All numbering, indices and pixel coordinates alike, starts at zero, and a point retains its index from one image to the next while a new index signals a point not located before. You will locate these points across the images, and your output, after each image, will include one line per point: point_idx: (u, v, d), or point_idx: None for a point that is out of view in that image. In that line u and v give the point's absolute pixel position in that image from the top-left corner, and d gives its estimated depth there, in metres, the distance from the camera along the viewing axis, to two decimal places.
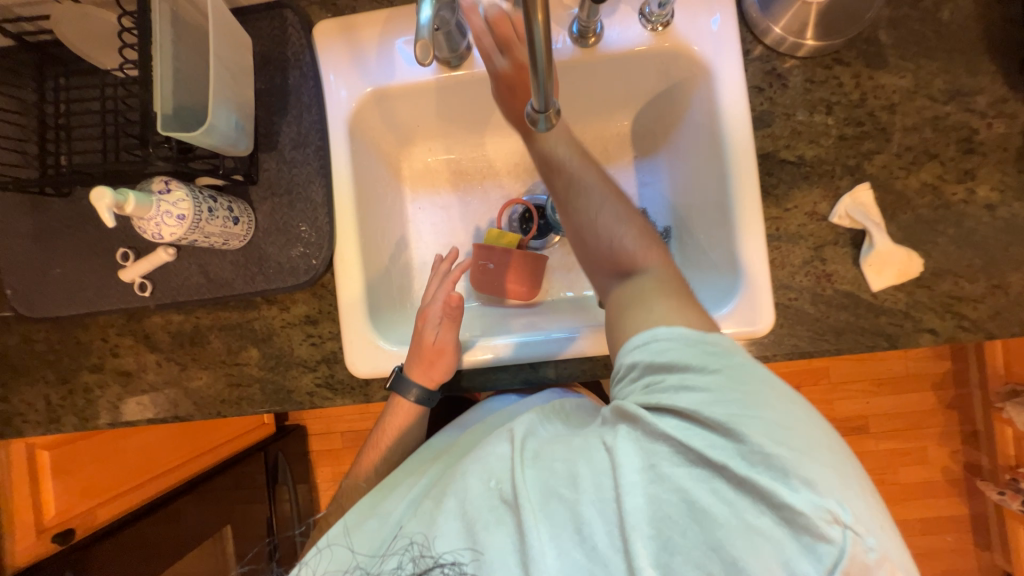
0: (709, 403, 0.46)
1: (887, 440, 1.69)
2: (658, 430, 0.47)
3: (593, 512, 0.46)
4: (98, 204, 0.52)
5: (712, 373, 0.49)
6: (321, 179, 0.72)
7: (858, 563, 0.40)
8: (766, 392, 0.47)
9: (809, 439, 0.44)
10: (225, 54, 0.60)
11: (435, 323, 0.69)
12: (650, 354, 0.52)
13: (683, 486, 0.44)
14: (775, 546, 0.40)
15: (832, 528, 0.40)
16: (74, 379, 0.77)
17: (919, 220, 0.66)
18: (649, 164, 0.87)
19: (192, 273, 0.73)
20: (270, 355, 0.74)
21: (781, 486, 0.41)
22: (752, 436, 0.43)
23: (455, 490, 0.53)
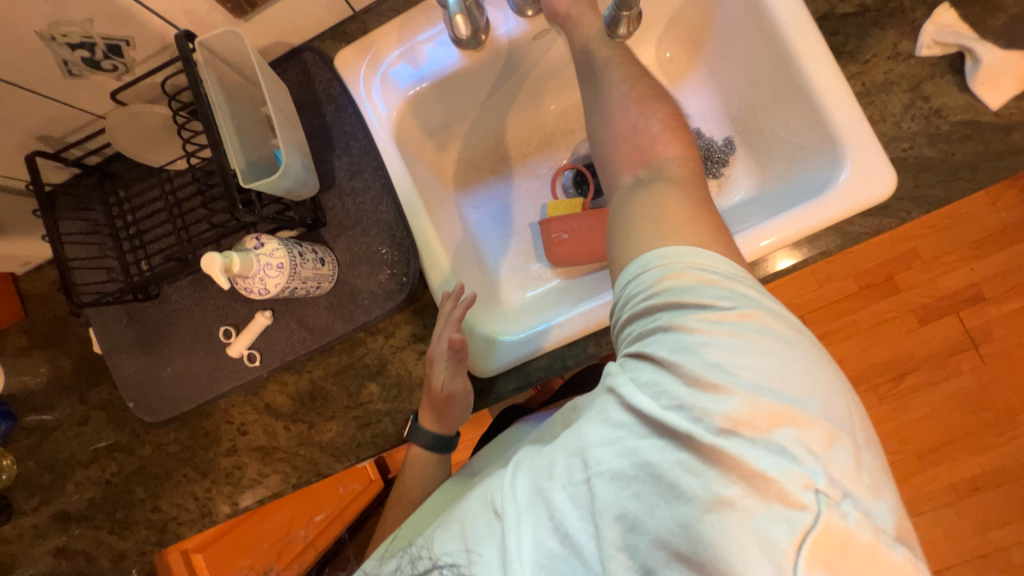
0: (688, 354, 0.40)
1: (1008, 302, 1.56)
2: (630, 400, 0.41)
3: (565, 501, 0.41)
4: (211, 269, 0.53)
5: (706, 318, 0.41)
6: (387, 197, 0.72)
7: (834, 531, 0.33)
8: (766, 343, 0.39)
9: (801, 392, 0.37)
10: (276, 100, 0.61)
11: (443, 367, 0.65)
12: (647, 301, 0.45)
13: (648, 459, 0.38)
14: (745, 517, 0.34)
15: (804, 492, 0.34)
16: (214, 469, 0.78)
17: (1016, 21, 0.61)
18: (687, 83, 0.85)
19: (293, 329, 0.74)
20: (390, 385, 0.73)
21: (751, 448, 0.36)
22: (726, 393, 0.38)
23: (457, 512, 0.50)
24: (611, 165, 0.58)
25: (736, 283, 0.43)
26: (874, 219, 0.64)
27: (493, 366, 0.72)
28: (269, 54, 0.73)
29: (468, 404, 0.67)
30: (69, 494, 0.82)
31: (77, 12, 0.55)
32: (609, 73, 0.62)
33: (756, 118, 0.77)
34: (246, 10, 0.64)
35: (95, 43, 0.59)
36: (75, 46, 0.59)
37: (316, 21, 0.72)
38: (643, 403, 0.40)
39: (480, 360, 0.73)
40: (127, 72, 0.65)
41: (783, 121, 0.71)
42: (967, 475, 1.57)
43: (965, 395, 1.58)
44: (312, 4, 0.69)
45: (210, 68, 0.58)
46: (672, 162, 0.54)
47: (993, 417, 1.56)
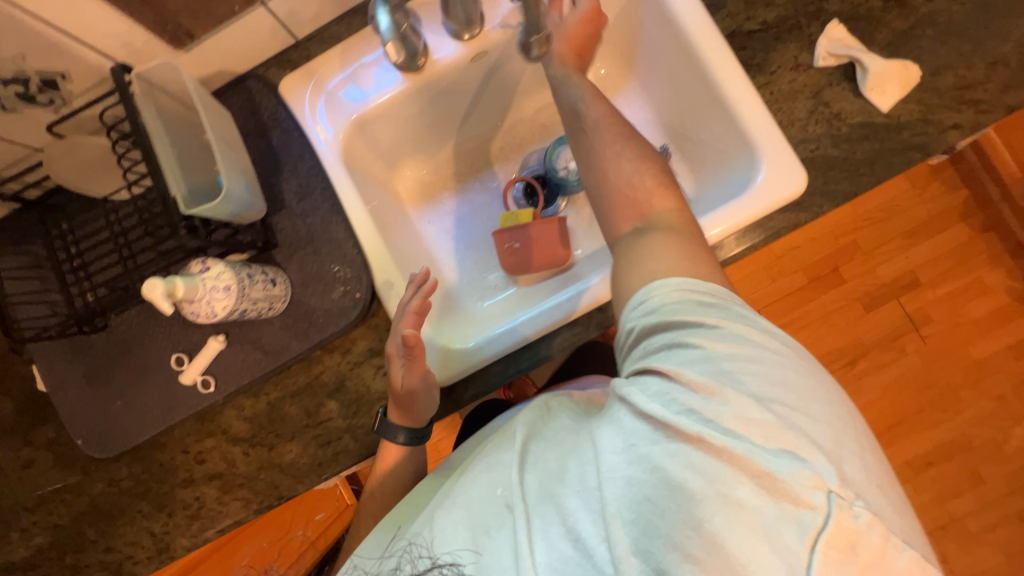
0: (697, 366, 0.46)
1: (942, 284, 1.67)
2: (641, 405, 0.46)
3: (580, 508, 0.46)
4: (152, 295, 0.53)
5: (709, 336, 0.48)
6: (336, 217, 0.73)
7: (842, 528, 0.39)
8: (762, 356, 0.47)
9: (798, 402, 0.45)
10: (217, 126, 0.62)
11: (402, 362, 0.66)
12: (651, 320, 0.52)
13: (660, 465, 0.43)
14: (756, 515, 0.40)
15: (815, 494, 0.40)
16: (170, 502, 0.76)
17: (896, 33, 0.68)
18: (624, 98, 0.90)
19: (248, 351, 0.74)
20: (349, 401, 0.74)
21: (763, 451, 0.42)
22: (734, 400, 0.44)
23: (460, 498, 0.53)
24: (603, 184, 0.63)
25: (729, 304, 0.51)
26: (792, 214, 0.70)
27: (452, 372, 0.75)
28: (212, 82, 0.75)
29: (432, 398, 0.67)
30: (15, 542, 0.78)
31: (8, 49, 0.56)
32: (579, 91, 0.67)
33: (685, 128, 0.82)
34: (185, 42, 0.66)
35: (29, 77, 0.60)
36: (8, 81, 0.59)
37: (258, 51, 0.74)
38: (653, 407, 0.45)
39: (437, 367, 0.75)
40: (65, 104, 0.65)
41: (707, 129, 0.77)
42: (922, 451, 1.66)
43: (912, 375, 1.68)
44: (253, 33, 0.71)
45: (149, 99, 0.59)
46: (644, 178, 0.62)
47: (939, 394, 1.67)
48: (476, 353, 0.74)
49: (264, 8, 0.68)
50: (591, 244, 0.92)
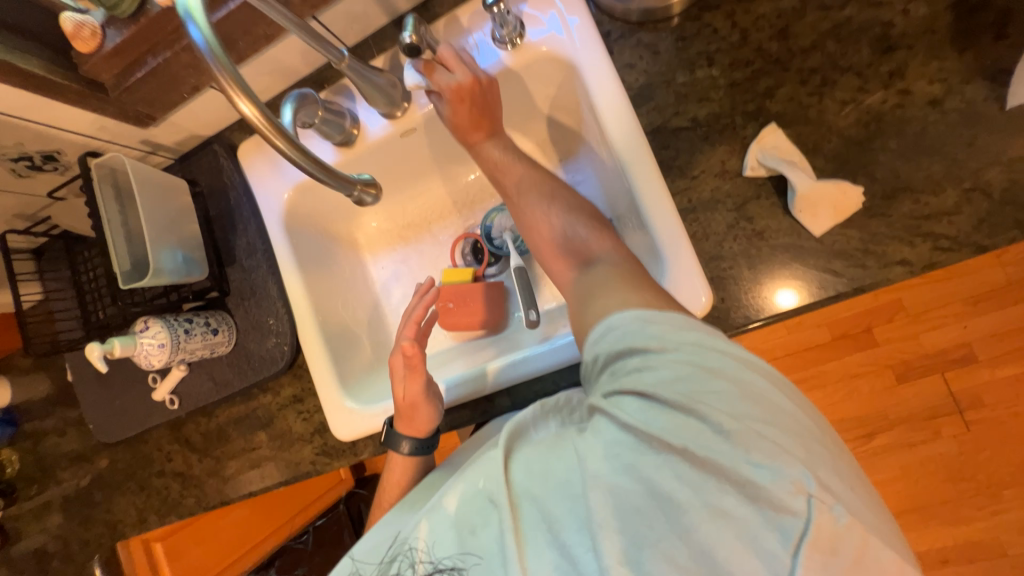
0: (671, 384, 0.46)
1: (1004, 365, 1.41)
2: (623, 418, 0.46)
3: (565, 516, 0.46)
4: (91, 354, 0.69)
5: (674, 354, 0.48)
6: (273, 277, 0.83)
7: (826, 533, 0.38)
8: (726, 368, 0.46)
9: (772, 410, 0.43)
10: (158, 207, 0.74)
11: (402, 376, 0.72)
12: (616, 344, 0.52)
13: (646, 475, 0.43)
14: (738, 523, 0.40)
15: (797, 500, 0.39)
16: (149, 485, 0.94)
17: (848, 143, 0.59)
18: (576, 163, 0.84)
19: (202, 380, 0.86)
20: (276, 435, 0.86)
21: (742, 459, 0.41)
22: (712, 412, 0.43)
23: (449, 500, 0.53)
24: (545, 246, 0.69)
25: (693, 321, 0.51)
26: None
27: (467, 396, 0.77)
28: (186, 144, 0.86)
29: (435, 409, 0.73)
30: (52, 489, 1.02)
31: (8, 140, 0.69)
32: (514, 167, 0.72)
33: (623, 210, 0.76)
34: (149, 122, 0.75)
35: (32, 155, 0.74)
36: (17, 159, 0.73)
37: (220, 119, 0.83)
38: (629, 417, 0.46)
39: (453, 389, 0.77)
40: (68, 169, 0.79)
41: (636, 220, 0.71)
42: (939, 547, 1.46)
43: (943, 461, 1.45)
44: (210, 108, 0.79)
45: (108, 184, 0.71)
46: (568, 263, 0.67)
47: (974, 489, 1.44)
48: (493, 379, 0.75)
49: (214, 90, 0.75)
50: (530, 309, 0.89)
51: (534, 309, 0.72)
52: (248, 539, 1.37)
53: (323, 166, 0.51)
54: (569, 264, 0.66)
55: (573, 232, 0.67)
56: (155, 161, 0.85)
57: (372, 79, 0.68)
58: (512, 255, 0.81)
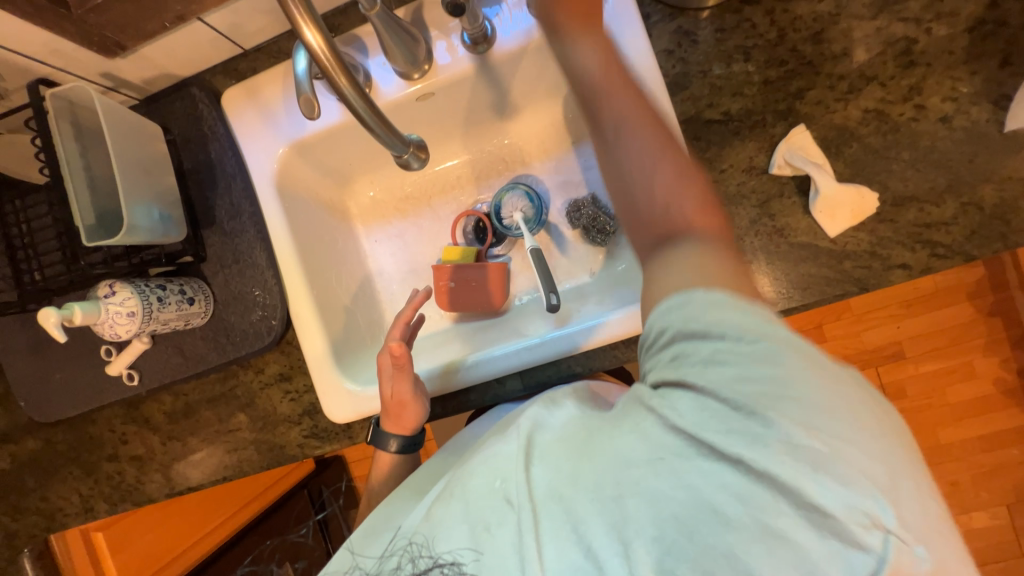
0: (743, 381, 0.38)
1: (928, 361, 1.48)
2: (673, 420, 0.40)
3: (596, 515, 0.41)
4: (46, 322, 0.59)
5: (758, 345, 0.38)
6: (261, 243, 0.75)
7: (897, 569, 0.35)
8: (814, 363, 0.38)
9: (856, 418, 0.37)
10: (129, 153, 0.64)
11: (389, 376, 0.68)
12: (684, 322, 0.41)
13: (693, 486, 0.38)
14: (797, 549, 0.35)
15: (872, 535, 0.35)
16: (97, 470, 0.84)
17: (867, 150, 0.62)
18: (588, 147, 0.83)
19: (171, 355, 0.77)
20: (257, 417, 0.79)
21: (811, 480, 0.35)
22: (783, 422, 0.36)
23: (457, 489, 0.48)
24: (634, 204, 0.49)
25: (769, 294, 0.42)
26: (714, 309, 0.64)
27: (457, 383, 0.74)
28: (157, 83, 0.74)
29: (423, 407, 0.69)
30: None
31: None
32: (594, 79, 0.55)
33: None
34: (117, 53, 0.65)
35: None
36: None
37: (204, 58, 0.73)
38: (684, 419, 0.39)
39: (448, 376, 0.74)
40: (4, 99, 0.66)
41: None
42: None
43: None
44: (195, 43, 0.69)
45: (65, 119, 0.61)
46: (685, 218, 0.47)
47: None
48: (493, 365, 0.73)
49: (201, 23, 0.65)
50: (532, 292, 0.84)
51: (555, 293, 0.70)
52: (174, 546, 1.16)
53: (378, 115, 0.47)
54: (654, 237, 0.48)
55: (661, 179, 0.49)
56: (117, 99, 0.73)
57: (399, 31, 0.63)
58: (525, 236, 0.78)
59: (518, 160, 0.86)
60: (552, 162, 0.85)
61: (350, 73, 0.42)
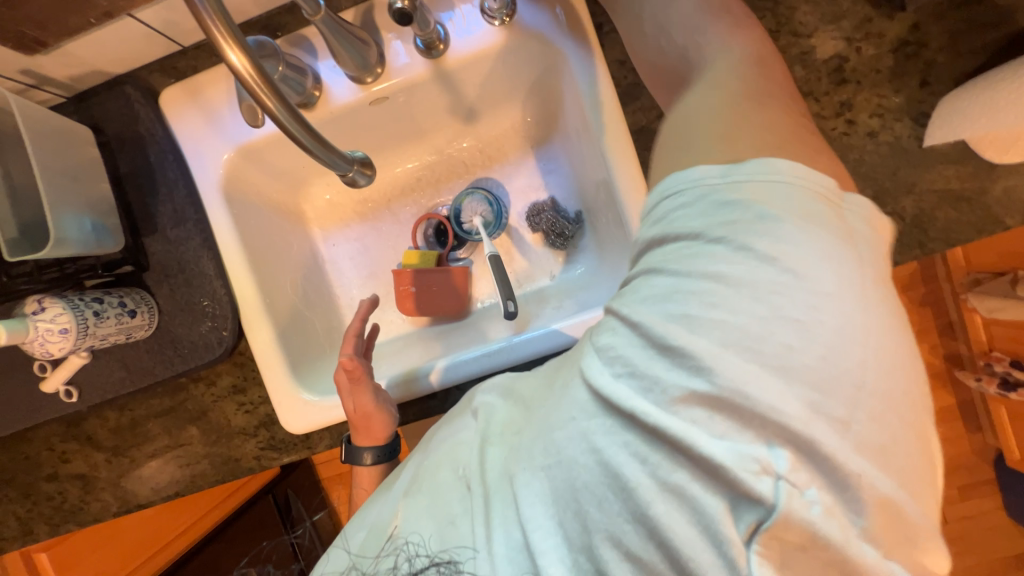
0: (668, 297, 0.35)
1: None
2: (590, 379, 0.37)
3: (528, 487, 0.40)
4: None
5: (700, 249, 0.34)
6: (208, 252, 0.72)
7: (792, 519, 0.31)
8: (762, 280, 0.32)
9: (788, 349, 0.31)
10: (53, 160, 0.60)
11: (350, 394, 0.68)
12: (654, 229, 0.38)
13: (598, 447, 0.36)
14: (691, 506, 0.33)
15: (763, 482, 0.31)
16: (35, 492, 0.79)
17: None
18: (547, 152, 0.84)
19: (114, 369, 0.73)
20: (210, 430, 0.76)
21: (704, 425, 0.32)
22: (692, 352, 0.33)
23: (425, 484, 0.50)
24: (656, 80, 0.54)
25: (769, 192, 0.35)
26: None
27: (419, 389, 0.74)
28: (86, 80, 0.69)
29: (390, 416, 0.68)
30: None
31: None
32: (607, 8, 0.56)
33: (595, 204, 0.78)
34: (37, 49, 0.60)
35: None
36: None
37: (138, 54, 0.68)
38: (596, 373, 0.37)
39: (406, 383, 0.74)
40: None
41: (608, 216, 0.74)
42: None
43: None
44: (127, 40, 0.65)
45: None
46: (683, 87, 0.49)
47: None
48: (451, 372, 0.73)
49: (132, 19, 0.61)
50: (494, 296, 0.84)
51: (512, 300, 0.71)
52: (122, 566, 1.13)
53: (317, 136, 0.46)
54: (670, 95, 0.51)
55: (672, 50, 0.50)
56: (40, 97, 0.68)
57: (347, 34, 0.62)
58: (485, 242, 0.78)
59: (477, 164, 0.86)
60: (511, 166, 0.86)
61: (275, 91, 0.41)
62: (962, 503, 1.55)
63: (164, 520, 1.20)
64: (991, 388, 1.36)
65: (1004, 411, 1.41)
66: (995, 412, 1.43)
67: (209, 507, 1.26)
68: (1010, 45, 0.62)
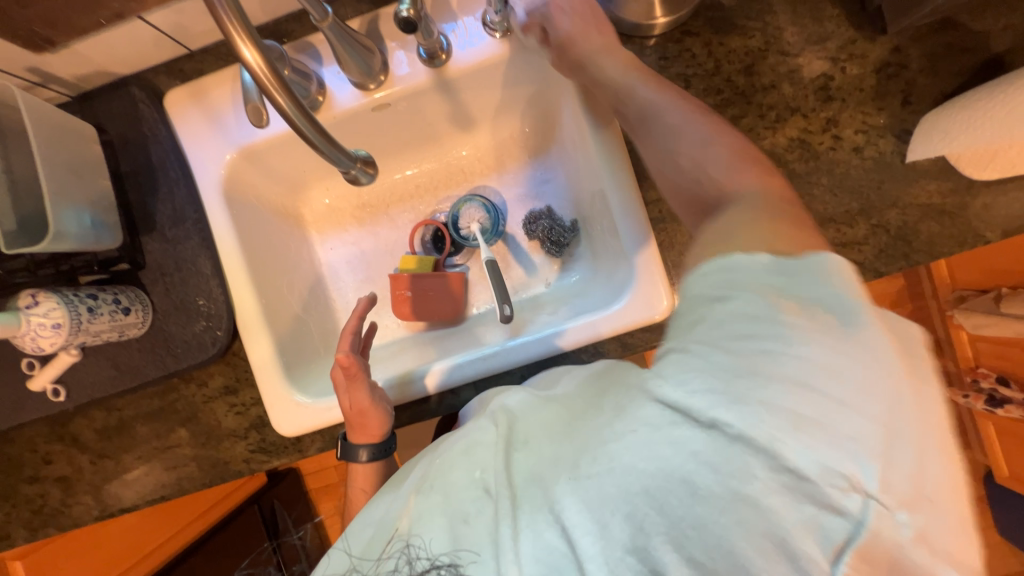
0: (744, 343, 0.35)
1: None
2: (657, 390, 0.38)
3: (571, 494, 0.39)
4: None
5: (771, 308, 0.35)
6: (206, 251, 0.72)
7: (874, 534, 0.33)
8: (837, 334, 0.34)
9: (872, 391, 0.33)
10: (56, 154, 0.60)
11: (345, 390, 0.67)
12: (712, 282, 0.39)
13: (665, 458, 0.36)
14: (769, 515, 0.33)
15: (849, 497, 0.33)
16: (14, 494, 0.77)
17: (793, 174, 0.68)
18: (544, 162, 0.86)
19: (103, 368, 0.72)
20: (200, 431, 0.75)
21: (790, 438, 0.33)
22: (778, 386, 0.34)
23: (438, 481, 0.48)
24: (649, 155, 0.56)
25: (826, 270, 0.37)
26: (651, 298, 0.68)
27: (414, 392, 0.74)
28: (92, 80, 0.71)
29: (386, 413, 0.68)
30: None
31: None
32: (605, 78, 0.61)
33: (591, 213, 0.79)
34: (46, 47, 0.62)
35: None
36: None
37: (146, 56, 0.70)
38: (670, 391, 0.37)
39: (400, 385, 0.74)
40: None
41: (604, 225, 0.75)
42: None
43: None
44: (135, 42, 0.66)
45: None
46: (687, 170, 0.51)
47: None
48: (447, 374, 0.73)
49: (142, 22, 0.63)
50: (489, 302, 0.85)
51: (508, 304, 0.71)
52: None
53: (324, 133, 0.47)
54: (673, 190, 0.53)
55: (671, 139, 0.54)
56: (44, 95, 0.69)
57: (353, 42, 0.64)
58: (481, 247, 0.79)
59: (476, 172, 0.88)
60: (509, 175, 0.87)
61: (286, 86, 0.41)
62: None
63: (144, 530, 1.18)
64: (978, 404, 1.38)
65: (991, 428, 1.43)
66: (983, 429, 1.45)
67: (189, 520, 1.24)
68: (985, 68, 0.65)
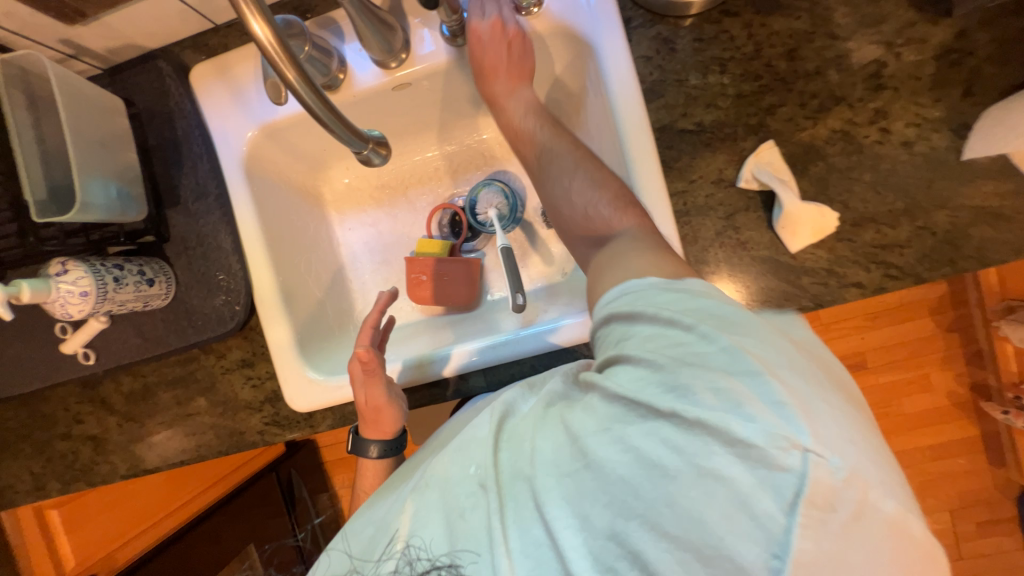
0: (664, 345, 0.38)
1: (890, 372, 1.48)
2: (613, 389, 0.39)
3: (555, 492, 0.39)
4: None
5: (677, 317, 0.39)
6: (226, 227, 0.73)
7: (823, 490, 0.31)
8: (735, 324, 0.38)
9: (786, 365, 0.35)
10: (83, 126, 0.62)
11: (362, 384, 0.68)
12: (625, 305, 0.44)
13: (637, 444, 0.36)
14: (731, 487, 0.33)
15: (791, 456, 0.31)
16: (49, 449, 0.82)
17: (832, 169, 0.63)
18: None
19: (129, 335, 0.75)
20: (218, 401, 0.78)
21: (732, 412, 0.33)
22: (704, 371, 0.35)
23: (435, 480, 0.49)
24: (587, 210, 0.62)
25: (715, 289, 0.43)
26: None
27: (425, 377, 0.74)
28: (122, 53, 0.72)
29: (401, 411, 0.68)
30: None
31: None
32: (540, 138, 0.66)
33: None
34: (78, 20, 0.63)
35: None
36: None
37: (173, 30, 0.70)
38: (622, 383, 0.38)
39: (411, 370, 0.74)
40: None
41: None
42: None
43: None
44: (164, 15, 0.66)
45: (19, 90, 0.60)
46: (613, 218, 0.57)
47: None
48: (459, 361, 0.72)
49: None
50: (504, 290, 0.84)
51: (521, 293, 0.70)
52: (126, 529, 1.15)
53: (336, 112, 0.46)
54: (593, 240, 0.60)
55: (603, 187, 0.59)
56: (77, 68, 0.71)
57: (371, 16, 0.62)
58: (498, 234, 0.77)
59: (497, 156, 0.86)
60: None
61: (297, 64, 0.41)
62: (980, 540, 1.49)
63: (169, 489, 1.24)
64: None
65: None
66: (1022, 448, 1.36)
67: (210, 483, 1.28)
68: None
